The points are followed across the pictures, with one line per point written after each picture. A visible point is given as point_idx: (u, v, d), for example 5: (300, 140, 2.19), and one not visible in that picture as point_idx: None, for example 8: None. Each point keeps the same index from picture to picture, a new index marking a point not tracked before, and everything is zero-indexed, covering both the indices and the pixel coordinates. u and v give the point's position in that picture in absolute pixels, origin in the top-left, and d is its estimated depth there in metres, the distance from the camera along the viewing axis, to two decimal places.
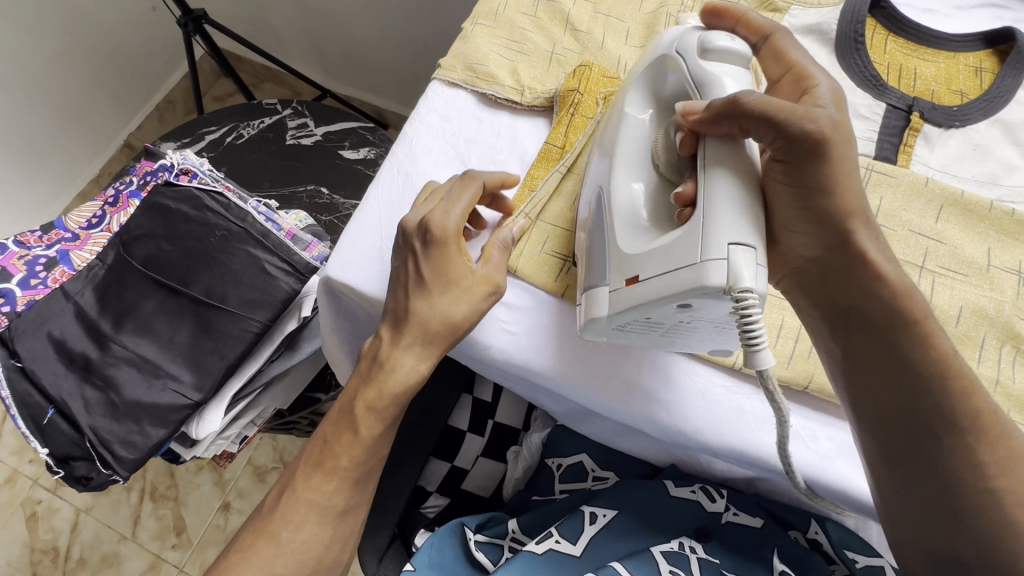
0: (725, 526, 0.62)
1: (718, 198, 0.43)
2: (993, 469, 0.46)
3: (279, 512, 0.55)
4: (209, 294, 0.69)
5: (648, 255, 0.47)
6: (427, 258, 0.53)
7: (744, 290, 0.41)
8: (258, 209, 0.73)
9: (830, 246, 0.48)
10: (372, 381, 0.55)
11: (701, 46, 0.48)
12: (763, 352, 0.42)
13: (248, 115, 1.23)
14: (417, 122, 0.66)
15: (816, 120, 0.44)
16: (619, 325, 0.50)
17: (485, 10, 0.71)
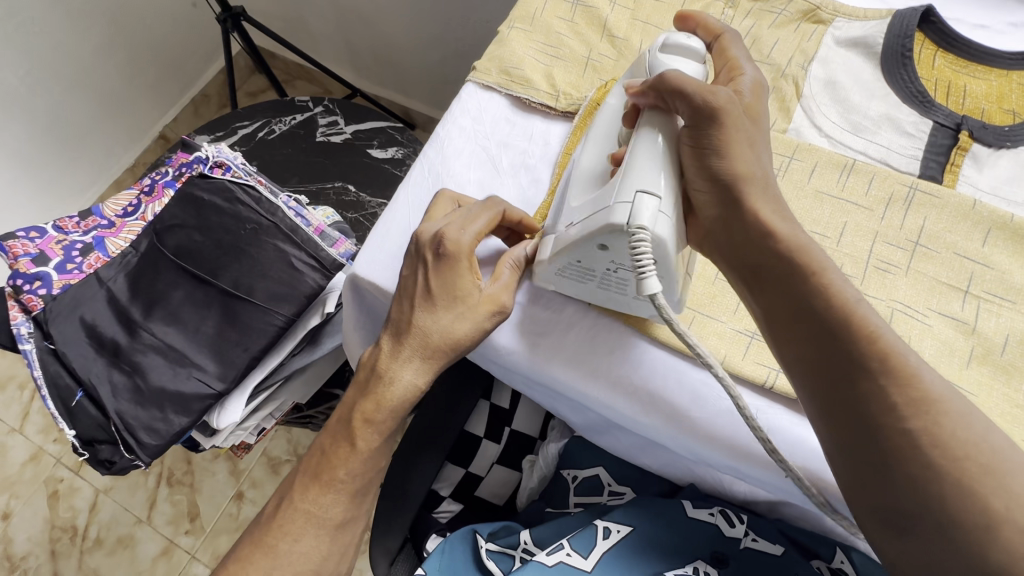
0: (742, 551, 0.60)
1: (639, 153, 0.48)
2: (909, 412, 0.42)
3: (276, 524, 0.55)
4: (236, 286, 0.70)
5: (580, 206, 0.51)
6: (436, 272, 0.53)
7: (638, 227, 0.45)
8: (287, 205, 0.75)
9: (727, 205, 0.49)
10: (370, 394, 0.55)
11: (661, 43, 0.54)
12: (651, 279, 0.44)
13: (280, 111, 1.25)
14: (450, 123, 0.66)
15: (715, 95, 0.48)
16: (562, 274, 0.53)
17: (522, 14, 0.70)
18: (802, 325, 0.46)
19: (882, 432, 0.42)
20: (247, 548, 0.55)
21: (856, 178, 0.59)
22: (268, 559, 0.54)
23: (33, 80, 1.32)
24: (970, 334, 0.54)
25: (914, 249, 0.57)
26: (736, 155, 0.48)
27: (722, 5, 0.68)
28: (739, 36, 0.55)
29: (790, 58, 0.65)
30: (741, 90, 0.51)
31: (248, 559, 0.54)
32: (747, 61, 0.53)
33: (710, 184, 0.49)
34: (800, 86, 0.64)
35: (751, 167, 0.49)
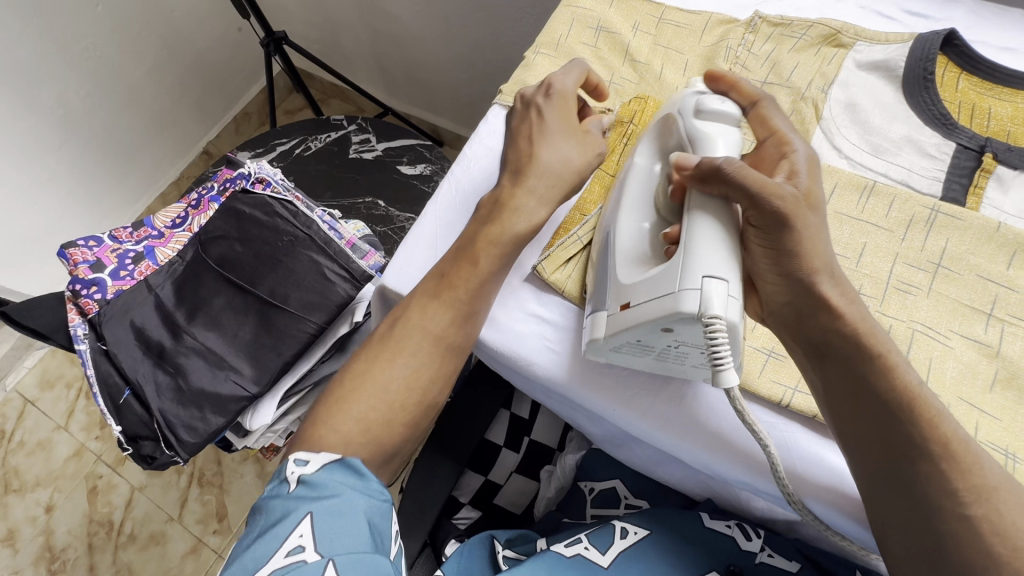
0: (758, 566, 0.60)
1: (698, 236, 0.47)
2: (969, 498, 0.42)
3: (394, 335, 0.57)
4: (272, 294, 0.74)
5: (637, 284, 0.50)
6: (549, 107, 0.59)
7: (713, 317, 0.45)
8: (323, 218, 0.80)
9: (799, 295, 0.49)
10: (496, 220, 0.58)
11: (695, 108, 0.53)
12: (727, 372, 0.46)
13: (316, 129, 1.31)
14: (477, 143, 0.69)
15: (783, 196, 0.46)
16: (617, 347, 0.53)
17: (547, 40, 0.73)
18: (872, 415, 0.46)
19: (940, 514, 0.43)
20: (365, 362, 0.57)
21: (876, 200, 0.60)
22: (376, 381, 0.55)
23: (92, 100, 1.42)
24: (993, 357, 0.53)
25: (935, 270, 0.57)
26: (811, 250, 0.48)
27: (743, 30, 0.70)
28: (775, 100, 0.55)
29: (810, 82, 0.67)
30: (798, 170, 0.50)
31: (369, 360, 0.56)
32: (794, 133, 0.52)
33: (782, 279, 0.49)
34: (820, 109, 0.65)
35: (824, 259, 0.48)
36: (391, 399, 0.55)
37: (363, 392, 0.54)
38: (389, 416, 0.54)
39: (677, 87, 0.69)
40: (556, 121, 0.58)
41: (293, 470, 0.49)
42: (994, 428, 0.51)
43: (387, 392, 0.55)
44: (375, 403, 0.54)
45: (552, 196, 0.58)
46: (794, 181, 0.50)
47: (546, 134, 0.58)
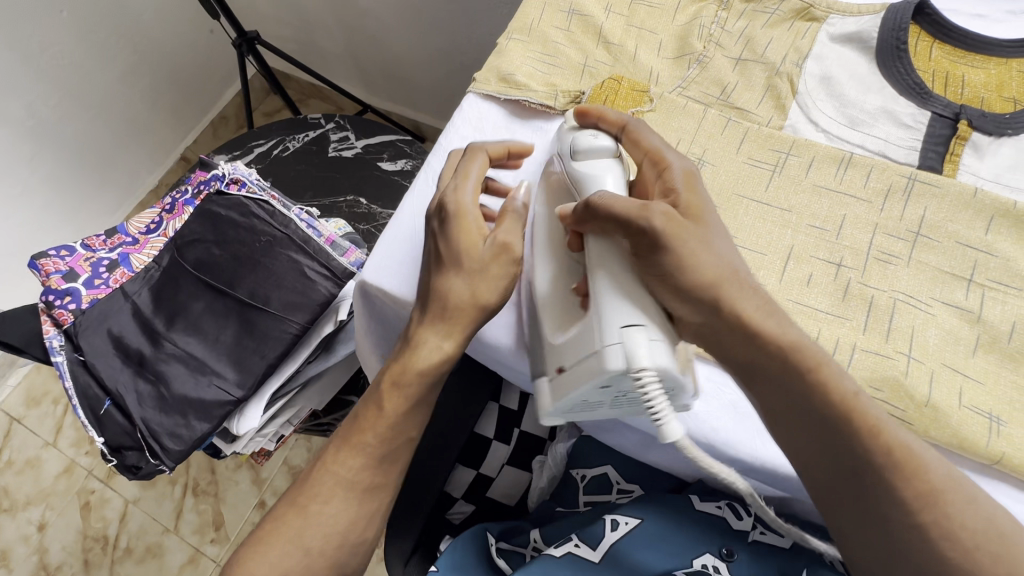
0: (752, 545, 0.60)
1: (603, 292, 0.49)
2: (920, 505, 0.44)
3: (308, 485, 0.56)
4: (253, 296, 0.73)
5: (565, 346, 0.51)
6: (445, 236, 0.54)
7: (639, 369, 0.45)
8: (300, 217, 0.78)
9: (710, 314, 0.49)
10: (399, 358, 0.56)
11: (571, 148, 0.56)
12: (669, 425, 0.46)
13: (293, 129, 1.30)
14: (452, 133, 0.67)
15: (652, 217, 0.48)
16: (570, 409, 0.53)
17: (519, 25, 0.72)
18: (808, 432, 0.48)
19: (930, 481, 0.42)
20: (302, 475, 0.58)
21: (853, 172, 0.60)
22: (286, 531, 0.55)
23: (61, 109, 1.39)
24: (975, 322, 0.53)
25: (915, 239, 0.57)
26: (701, 264, 0.48)
27: (716, 7, 0.69)
28: (643, 121, 0.56)
29: (784, 57, 0.66)
30: (672, 189, 0.52)
31: (286, 509, 0.56)
32: (665, 149, 0.54)
33: (683, 302, 0.48)
34: (795, 83, 0.65)
35: (717, 269, 0.49)
36: (307, 500, 0.55)
37: (276, 541, 0.54)
38: (307, 565, 0.54)
39: (652, 68, 0.68)
40: (455, 246, 0.54)
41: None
42: (978, 392, 0.51)
43: (300, 538, 0.54)
44: (290, 548, 0.54)
45: (476, 283, 0.53)
46: (672, 197, 0.52)
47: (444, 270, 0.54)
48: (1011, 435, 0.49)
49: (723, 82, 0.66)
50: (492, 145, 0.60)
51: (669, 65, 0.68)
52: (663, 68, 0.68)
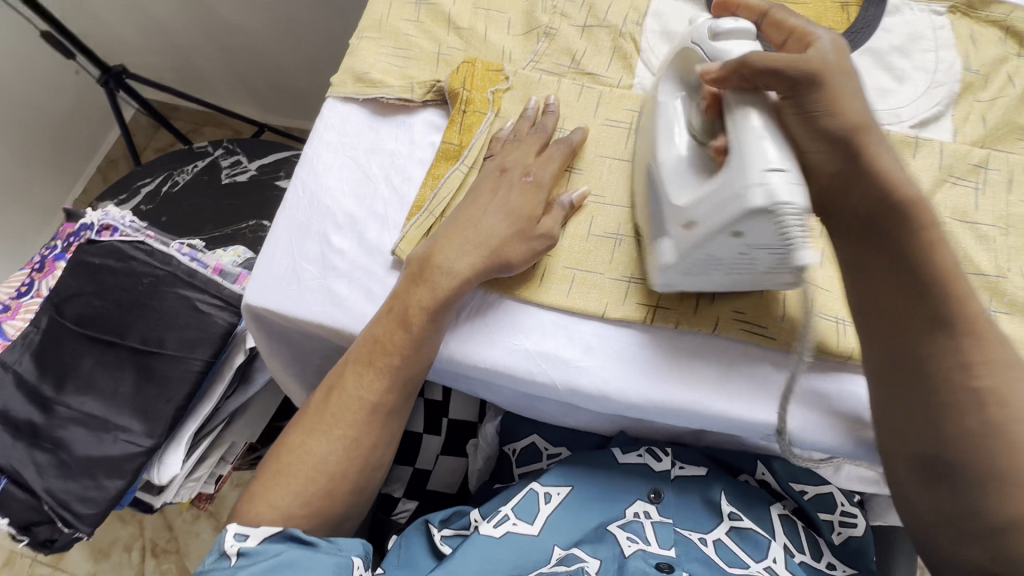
0: (676, 480, 0.64)
1: (750, 134, 0.44)
2: (980, 369, 0.45)
3: (329, 408, 0.58)
4: (146, 341, 0.70)
5: (698, 202, 0.48)
6: (517, 189, 0.58)
7: (783, 204, 0.42)
8: (181, 251, 0.75)
9: (846, 157, 0.46)
10: (423, 282, 0.56)
11: (710, 32, 0.50)
12: (805, 248, 0.44)
13: (180, 162, 1.24)
14: (317, 141, 0.66)
15: (808, 61, 0.46)
16: (690, 269, 0.51)
17: (369, 23, 0.71)
18: (904, 310, 0.47)
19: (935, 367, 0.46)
20: (313, 401, 0.59)
21: None
22: (311, 455, 0.56)
23: None
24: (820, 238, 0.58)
25: None
26: (850, 108, 0.46)
27: None
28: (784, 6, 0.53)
29: (625, 19, 0.69)
30: (822, 49, 0.47)
31: (311, 430, 0.57)
32: (812, 24, 0.50)
33: (823, 143, 0.46)
34: (638, 42, 0.68)
35: (862, 116, 0.46)
36: (330, 422, 0.57)
37: (303, 465, 0.56)
38: (330, 489, 0.56)
39: (504, 46, 0.69)
40: (519, 210, 0.57)
41: (233, 544, 0.51)
42: None
43: (324, 464, 0.56)
44: (313, 476, 0.56)
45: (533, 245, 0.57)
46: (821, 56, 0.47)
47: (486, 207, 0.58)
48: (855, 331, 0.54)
49: (572, 50, 0.68)
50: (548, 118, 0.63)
51: (520, 41, 0.69)
52: (515, 45, 0.69)
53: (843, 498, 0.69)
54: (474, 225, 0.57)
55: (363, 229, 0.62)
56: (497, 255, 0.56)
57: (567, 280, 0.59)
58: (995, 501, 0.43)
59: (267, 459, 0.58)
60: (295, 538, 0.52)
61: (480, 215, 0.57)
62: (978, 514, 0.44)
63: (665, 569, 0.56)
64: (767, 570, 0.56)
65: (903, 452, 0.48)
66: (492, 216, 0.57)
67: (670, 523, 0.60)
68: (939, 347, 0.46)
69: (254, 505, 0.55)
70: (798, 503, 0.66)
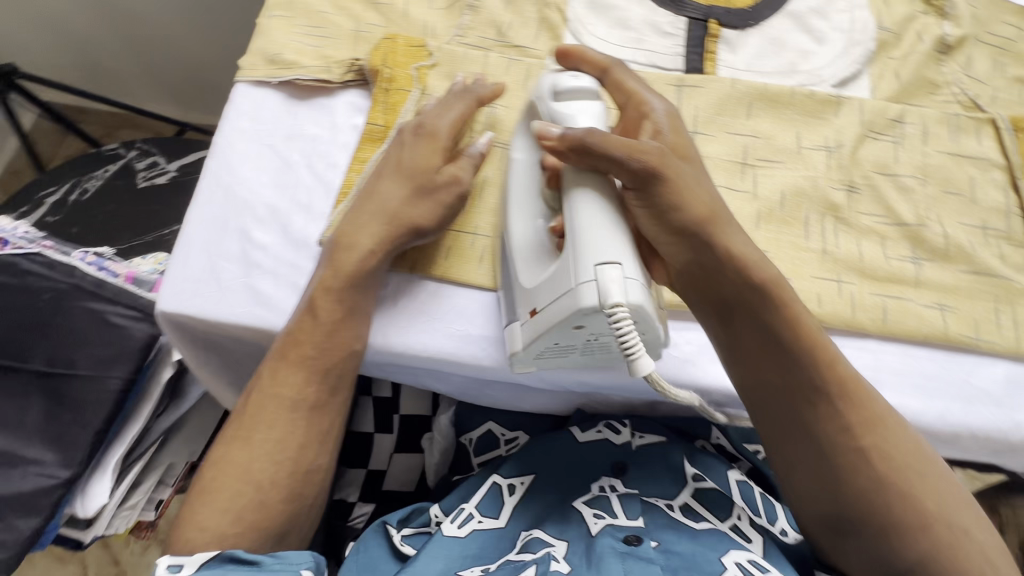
0: (638, 452, 0.63)
1: (585, 219, 0.45)
2: (860, 429, 0.49)
3: (247, 413, 0.53)
4: (52, 363, 0.64)
5: (538, 287, 0.48)
6: (413, 148, 0.55)
7: (614, 305, 0.43)
8: (86, 260, 0.68)
9: (699, 249, 0.48)
10: (333, 265, 0.53)
11: (552, 90, 0.51)
12: (641, 358, 0.43)
13: (89, 167, 1.14)
14: (228, 130, 0.61)
15: (646, 151, 0.46)
16: (539, 354, 0.50)
17: (278, 0, 0.66)
18: (786, 389, 0.50)
19: (821, 424, 0.50)
20: (234, 411, 0.54)
21: None
22: (233, 465, 0.51)
23: None
24: (754, 199, 0.58)
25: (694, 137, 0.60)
26: (694, 200, 0.48)
27: None
28: (625, 65, 0.54)
29: None
30: (661, 131, 0.50)
31: (233, 442, 0.52)
32: (647, 92, 0.53)
33: (675, 237, 0.48)
34: (564, 12, 0.66)
35: (709, 206, 0.49)
36: (250, 428, 0.52)
37: (228, 478, 0.51)
38: (262, 498, 0.51)
39: (426, 21, 0.66)
40: (418, 168, 0.54)
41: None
42: (764, 259, 0.56)
43: (248, 472, 0.51)
44: (241, 487, 0.50)
45: (434, 203, 0.54)
46: (657, 139, 0.50)
47: (387, 173, 0.55)
48: (795, 288, 0.54)
49: (497, 23, 0.65)
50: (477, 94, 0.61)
51: (442, 16, 0.66)
52: (437, 20, 0.66)
53: None
54: (375, 196, 0.54)
55: (287, 221, 0.57)
56: (405, 224, 0.53)
57: (476, 245, 0.58)
58: (897, 551, 0.47)
59: (194, 483, 0.52)
60: (240, 560, 0.47)
61: (381, 185, 0.55)
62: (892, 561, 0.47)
63: (633, 542, 0.53)
64: (734, 528, 0.55)
65: (811, 512, 0.51)
66: (393, 182, 0.54)
67: (637, 494, 0.58)
68: (825, 411, 0.49)
69: (184, 530, 0.49)
70: (752, 463, 0.67)
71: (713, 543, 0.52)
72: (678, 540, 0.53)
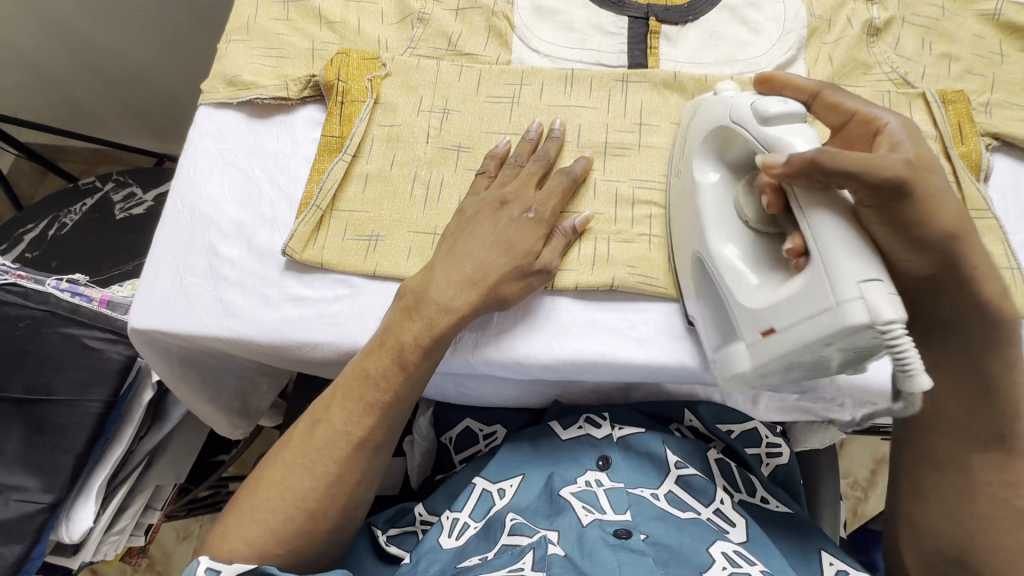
0: (620, 443, 0.61)
1: (829, 241, 0.42)
2: (1020, 487, 0.49)
3: (314, 446, 0.52)
4: (31, 389, 0.65)
5: (776, 307, 0.45)
6: (511, 218, 0.55)
7: (889, 322, 0.39)
8: (59, 287, 0.69)
9: (939, 264, 0.44)
10: (414, 317, 0.53)
11: (758, 114, 0.47)
12: (919, 375, 0.40)
13: (67, 202, 1.15)
14: (192, 151, 0.63)
15: (889, 166, 0.41)
16: (764, 377, 0.48)
17: (236, 25, 0.69)
18: (963, 423, 0.50)
19: (975, 483, 0.50)
20: (296, 432, 0.53)
21: (578, 86, 0.64)
22: (285, 491, 0.51)
23: None
24: None
25: (640, 128, 0.63)
26: (943, 213, 0.43)
27: None
28: (835, 85, 0.50)
29: None
30: (894, 148, 0.45)
31: (290, 467, 0.52)
32: (872, 106, 0.47)
33: (920, 252, 0.43)
34: (511, 19, 0.69)
35: (958, 219, 0.44)
36: (314, 458, 0.52)
37: (280, 503, 0.51)
38: (310, 527, 0.51)
39: (379, 36, 0.68)
40: (519, 244, 0.54)
41: None
42: None
43: (305, 503, 0.51)
44: (292, 514, 0.50)
45: (512, 252, 0.54)
46: (895, 149, 0.45)
47: (473, 227, 0.55)
48: None
49: (448, 34, 0.68)
50: (432, 101, 0.64)
51: (395, 30, 0.69)
52: (390, 35, 0.69)
53: (766, 430, 0.68)
54: (466, 257, 0.54)
55: (252, 234, 0.59)
56: (494, 291, 0.53)
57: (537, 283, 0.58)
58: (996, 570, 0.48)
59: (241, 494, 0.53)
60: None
61: (472, 246, 0.54)
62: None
63: (623, 536, 0.51)
64: (717, 513, 0.55)
65: (918, 542, 0.52)
66: (485, 248, 0.54)
67: (623, 487, 0.56)
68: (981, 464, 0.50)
69: (225, 540, 0.50)
70: (726, 442, 0.65)
71: (699, 532, 0.52)
72: (666, 532, 0.52)
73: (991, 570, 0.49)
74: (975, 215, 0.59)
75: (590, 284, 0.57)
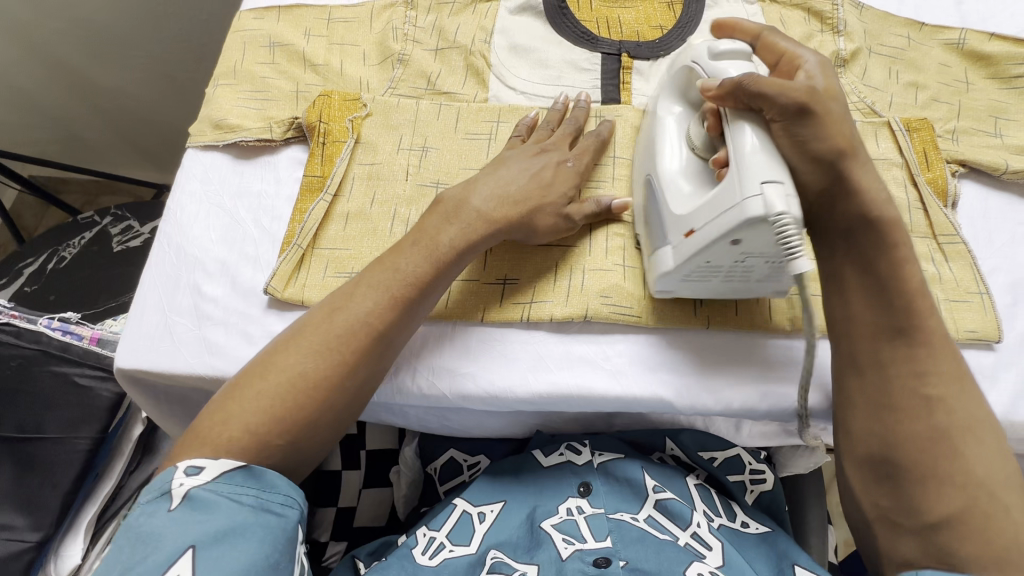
0: (600, 468, 0.61)
1: (744, 147, 0.47)
2: (937, 380, 0.48)
3: (332, 324, 0.51)
4: (22, 429, 0.66)
5: (696, 209, 0.49)
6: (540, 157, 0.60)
7: (779, 215, 0.44)
8: (53, 324, 0.68)
9: (834, 180, 0.49)
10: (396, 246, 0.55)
11: (707, 51, 0.53)
12: (799, 260, 0.46)
13: (65, 235, 1.17)
14: (179, 194, 0.65)
15: (795, 88, 0.47)
16: (687, 276, 0.53)
17: (224, 70, 0.71)
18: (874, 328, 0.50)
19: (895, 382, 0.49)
20: (311, 320, 0.51)
21: None
22: (292, 374, 0.48)
23: None
24: None
25: (614, 161, 0.64)
26: (839, 133, 0.49)
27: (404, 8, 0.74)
28: (776, 30, 0.55)
29: (474, 38, 0.72)
30: (812, 75, 0.50)
31: (300, 351, 0.50)
32: (800, 47, 0.52)
33: (814, 165, 0.49)
34: (488, 57, 0.71)
35: (849, 138, 0.49)
36: (330, 342, 0.50)
37: (283, 381, 0.48)
38: (314, 416, 0.48)
39: (360, 77, 0.71)
40: (546, 181, 0.58)
41: (183, 481, 0.43)
42: None
43: (311, 385, 0.48)
44: (298, 399, 0.48)
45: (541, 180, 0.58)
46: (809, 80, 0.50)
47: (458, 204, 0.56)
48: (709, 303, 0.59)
49: (427, 73, 0.70)
50: (411, 138, 0.66)
51: (376, 71, 0.71)
52: (371, 76, 0.71)
53: (750, 457, 0.68)
54: (458, 209, 0.56)
55: (236, 274, 0.61)
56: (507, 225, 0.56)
57: (518, 316, 0.59)
58: (929, 499, 0.46)
59: (242, 378, 0.49)
60: (258, 481, 0.45)
61: (458, 223, 0.56)
62: (921, 510, 0.46)
63: (602, 565, 0.52)
64: (695, 536, 0.55)
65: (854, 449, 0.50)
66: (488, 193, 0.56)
67: (603, 513, 0.57)
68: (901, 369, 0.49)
69: (225, 426, 0.46)
70: (708, 471, 0.65)
71: (675, 554, 0.53)
72: (646, 557, 0.53)
73: (915, 475, 0.46)
74: (943, 240, 0.60)
75: (565, 315, 0.58)
